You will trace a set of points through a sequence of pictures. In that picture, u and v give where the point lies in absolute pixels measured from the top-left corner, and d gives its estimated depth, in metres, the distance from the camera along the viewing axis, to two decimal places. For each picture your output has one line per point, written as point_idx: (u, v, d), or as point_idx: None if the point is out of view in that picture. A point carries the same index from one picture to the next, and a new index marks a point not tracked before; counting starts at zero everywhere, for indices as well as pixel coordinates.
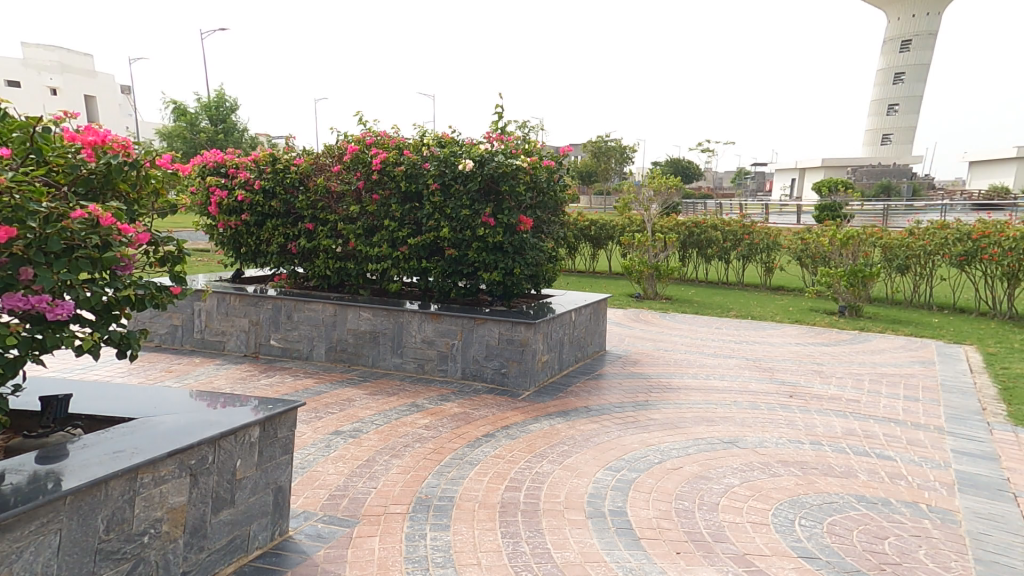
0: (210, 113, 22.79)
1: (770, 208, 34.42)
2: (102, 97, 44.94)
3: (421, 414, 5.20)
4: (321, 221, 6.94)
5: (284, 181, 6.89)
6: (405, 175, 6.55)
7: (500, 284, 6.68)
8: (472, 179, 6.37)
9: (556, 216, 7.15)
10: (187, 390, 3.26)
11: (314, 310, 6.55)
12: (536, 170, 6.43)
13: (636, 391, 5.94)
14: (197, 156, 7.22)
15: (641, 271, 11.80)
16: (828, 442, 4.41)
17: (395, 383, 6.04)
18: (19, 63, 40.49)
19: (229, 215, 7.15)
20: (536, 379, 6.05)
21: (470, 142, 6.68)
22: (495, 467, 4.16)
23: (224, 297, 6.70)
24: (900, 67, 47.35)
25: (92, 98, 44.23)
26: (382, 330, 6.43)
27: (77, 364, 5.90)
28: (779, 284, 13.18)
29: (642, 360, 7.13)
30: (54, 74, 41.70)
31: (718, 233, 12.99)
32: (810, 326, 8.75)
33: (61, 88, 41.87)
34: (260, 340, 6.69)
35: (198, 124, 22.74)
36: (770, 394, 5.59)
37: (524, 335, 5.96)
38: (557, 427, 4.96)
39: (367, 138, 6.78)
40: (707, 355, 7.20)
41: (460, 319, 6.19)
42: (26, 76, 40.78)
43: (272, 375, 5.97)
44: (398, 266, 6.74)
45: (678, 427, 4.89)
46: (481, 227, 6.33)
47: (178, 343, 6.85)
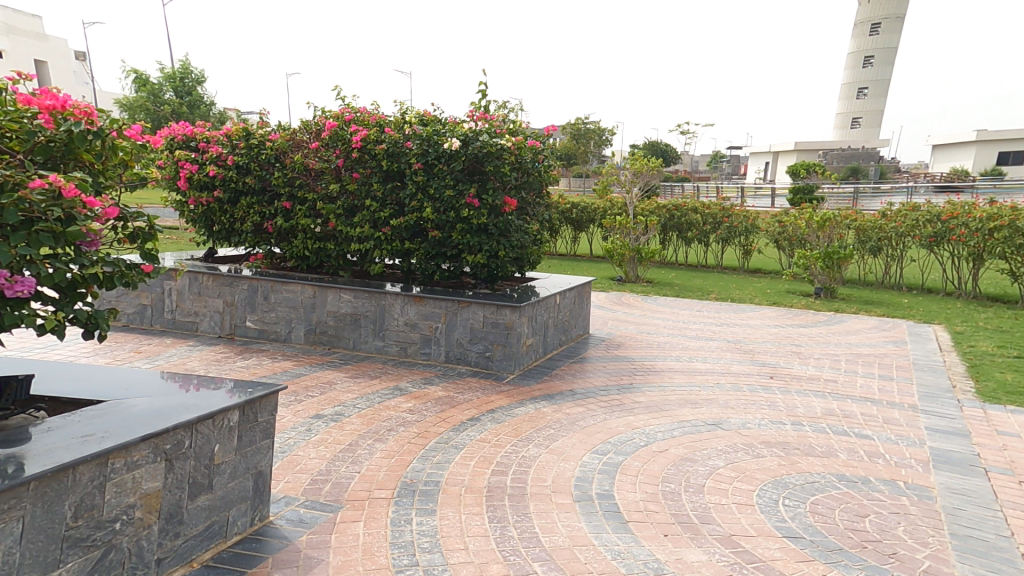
0: (174, 85, 21.92)
1: (745, 191, 34.90)
2: (59, 65, 42.62)
3: (404, 398, 5.12)
4: (299, 199, 6.70)
5: (259, 157, 6.62)
6: (387, 153, 6.37)
7: (485, 266, 6.59)
8: (456, 159, 6.23)
9: (541, 198, 7.07)
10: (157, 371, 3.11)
11: (292, 292, 6.36)
12: (521, 150, 6.32)
13: (620, 373, 5.96)
14: (165, 128, 6.85)
15: (622, 254, 11.83)
16: (808, 422, 4.49)
17: (377, 367, 5.93)
18: None
19: (200, 191, 6.83)
20: (521, 362, 6.02)
21: (453, 120, 6.52)
22: (481, 451, 4.12)
23: (196, 277, 6.45)
24: (869, 50, 47.86)
25: (47, 65, 41.87)
26: (363, 312, 6.30)
27: (38, 344, 5.61)
28: (757, 267, 13.35)
29: (626, 343, 7.16)
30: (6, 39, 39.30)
31: (698, 216, 13.07)
32: (787, 308, 8.90)
33: (13, 55, 39.52)
34: (235, 321, 6.47)
35: (162, 96, 21.82)
36: (751, 376, 5.68)
37: (509, 318, 5.90)
38: (543, 411, 4.94)
39: (346, 114, 6.56)
40: (689, 338, 7.27)
41: (444, 303, 6.10)
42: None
43: (249, 358, 5.79)
44: (380, 248, 6.56)
45: (662, 410, 4.93)
46: (466, 208, 6.20)
47: (147, 324, 6.58)
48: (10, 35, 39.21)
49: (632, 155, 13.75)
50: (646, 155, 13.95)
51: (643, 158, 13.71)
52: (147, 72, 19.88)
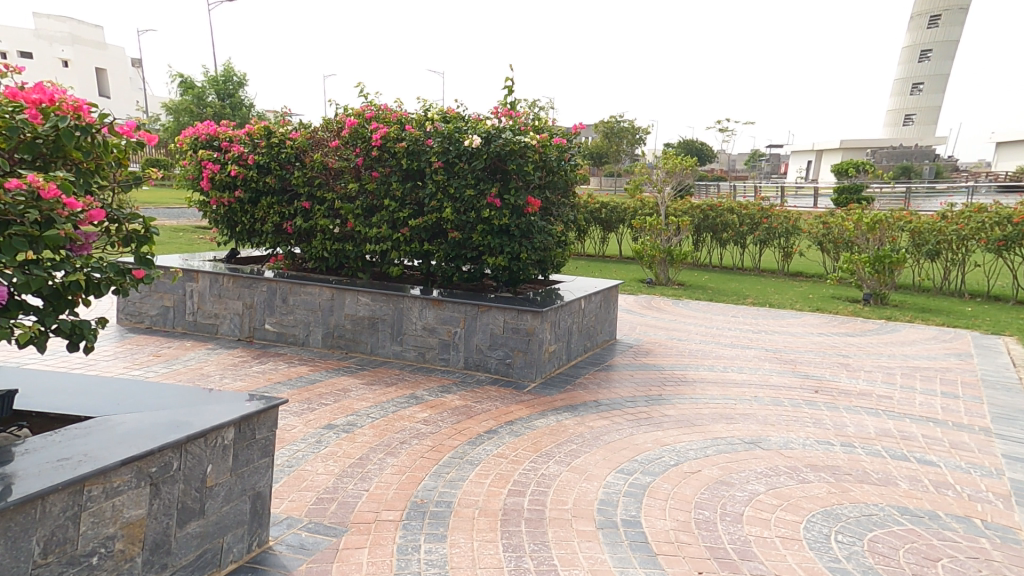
0: (216, 87, 22.54)
1: (785, 190, 33.70)
2: (113, 68, 44.41)
3: (420, 407, 4.91)
4: (318, 199, 6.57)
5: (279, 156, 6.52)
6: (407, 152, 6.19)
7: (506, 269, 6.32)
8: (477, 158, 6.00)
9: (567, 198, 6.76)
10: (155, 383, 2.95)
11: (310, 294, 6.25)
12: (546, 148, 6.05)
13: (649, 384, 5.60)
14: (190, 127, 6.82)
15: (653, 257, 11.41)
16: (860, 444, 4.05)
17: (394, 373, 5.73)
18: (32, 32, 40.39)
19: (222, 191, 6.73)
20: (543, 370, 5.73)
21: (476, 117, 6.30)
22: (497, 468, 3.85)
23: (216, 279, 6.36)
24: (928, 43, 45.64)
25: (101, 71, 43.80)
26: (381, 316, 6.12)
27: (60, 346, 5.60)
28: (798, 271, 12.67)
29: (655, 350, 6.78)
30: (64, 45, 41.34)
31: (734, 217, 12.52)
32: (832, 315, 8.32)
33: (72, 59, 41.43)
34: (254, 323, 6.38)
35: (205, 98, 22.46)
36: (794, 389, 5.23)
37: (531, 324, 5.63)
38: (565, 424, 4.65)
39: (368, 112, 6.42)
40: (724, 346, 6.83)
41: (463, 307, 5.86)
42: (36, 46, 40.43)
43: (265, 362, 5.67)
44: (399, 248, 6.38)
45: (695, 425, 4.55)
46: (487, 209, 5.96)
47: (169, 326, 6.51)
48: (68, 41, 41.12)
49: (667, 153, 13.28)
50: (681, 154, 13.46)
51: (678, 157, 13.21)
52: (189, 76, 20.43)
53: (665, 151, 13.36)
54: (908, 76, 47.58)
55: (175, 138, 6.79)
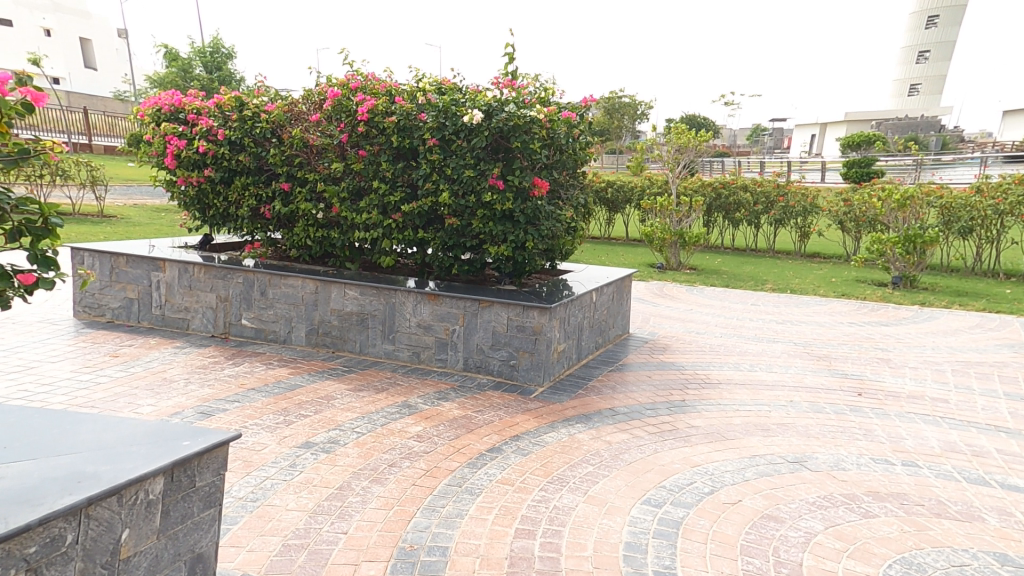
0: (204, 59, 21.86)
1: (793, 164, 32.84)
2: (99, 44, 43.04)
3: (413, 419, 4.33)
4: (299, 180, 5.89)
5: (253, 132, 5.81)
6: (397, 127, 5.52)
7: (510, 259, 5.69)
8: (477, 134, 5.34)
9: (575, 179, 6.12)
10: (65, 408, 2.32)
11: (292, 287, 5.65)
12: (553, 122, 5.40)
13: (670, 387, 5.02)
14: (151, 98, 6.02)
15: (663, 239, 10.74)
16: (926, 463, 3.48)
17: (385, 377, 5.15)
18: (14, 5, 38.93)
19: (190, 170, 5.99)
20: (551, 372, 5.19)
21: (474, 89, 5.63)
22: (502, 498, 3.28)
23: (187, 268, 5.70)
24: (939, 11, 44.20)
25: (89, 44, 42.39)
26: (371, 312, 5.55)
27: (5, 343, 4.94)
28: (815, 252, 12.01)
29: (672, 345, 6.21)
30: (49, 18, 39.88)
31: (748, 195, 11.82)
32: (861, 301, 7.71)
33: (57, 33, 40.07)
34: (230, 319, 5.76)
35: (192, 71, 21.65)
36: (835, 391, 4.66)
37: (537, 321, 5.08)
38: (578, 439, 4.09)
39: (353, 82, 5.74)
40: (748, 339, 6.25)
41: (462, 302, 5.29)
42: (21, 20, 39.07)
43: (241, 364, 5.07)
44: (390, 236, 5.73)
45: (727, 439, 3.97)
46: (488, 192, 5.31)
47: (133, 321, 5.82)
48: (53, 14, 39.69)
49: (678, 127, 12.44)
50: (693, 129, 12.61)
51: (690, 132, 12.34)
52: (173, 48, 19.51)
53: (675, 124, 12.54)
54: (920, 45, 46.14)
55: (135, 110, 6.00)
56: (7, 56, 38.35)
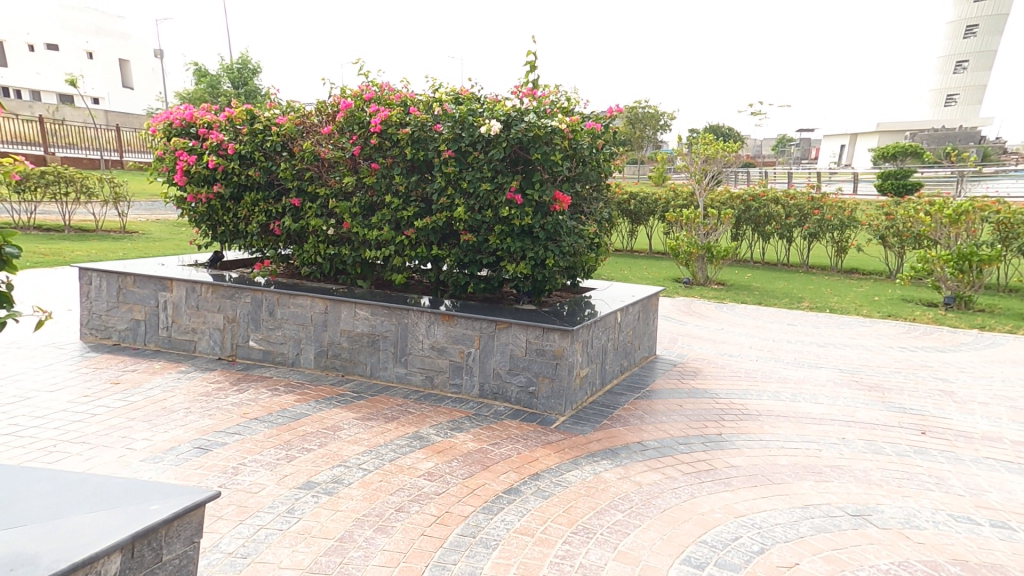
0: (231, 75, 22.42)
1: (822, 175, 31.96)
2: (134, 62, 44.47)
3: (424, 453, 3.99)
4: (309, 194, 5.67)
5: (264, 145, 5.62)
6: (411, 139, 5.26)
7: (528, 277, 5.35)
8: (494, 146, 5.04)
9: (598, 192, 5.78)
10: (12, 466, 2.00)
11: (300, 306, 5.40)
12: (576, 133, 5.09)
13: (704, 418, 4.58)
14: (162, 112, 5.87)
15: (689, 254, 10.31)
16: (1018, 526, 3.01)
17: (396, 405, 4.83)
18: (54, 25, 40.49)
19: (200, 185, 5.80)
20: (573, 400, 4.82)
21: (492, 99, 5.35)
22: (521, 553, 2.90)
23: (194, 288, 5.50)
24: (974, 19, 43.00)
25: (125, 61, 43.87)
26: (382, 333, 5.28)
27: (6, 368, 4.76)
28: (853, 268, 11.40)
29: (704, 369, 5.77)
30: (88, 36, 41.38)
31: (780, 208, 11.31)
32: (910, 322, 7.16)
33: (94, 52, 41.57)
34: (237, 340, 5.53)
35: (220, 87, 22.08)
36: (893, 428, 4.18)
37: (558, 344, 4.71)
38: (605, 479, 3.69)
39: (367, 93, 5.52)
40: (787, 364, 5.78)
41: (478, 324, 4.97)
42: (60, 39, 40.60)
43: (246, 390, 4.81)
44: (403, 253, 5.45)
45: (774, 483, 3.52)
46: (506, 207, 4.99)
47: (139, 342, 5.63)
48: (92, 34, 41.16)
49: (705, 138, 11.98)
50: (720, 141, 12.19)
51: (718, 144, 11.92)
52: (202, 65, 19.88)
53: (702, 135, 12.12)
54: (952, 52, 44.91)
55: (146, 125, 5.86)
56: (46, 74, 39.81)
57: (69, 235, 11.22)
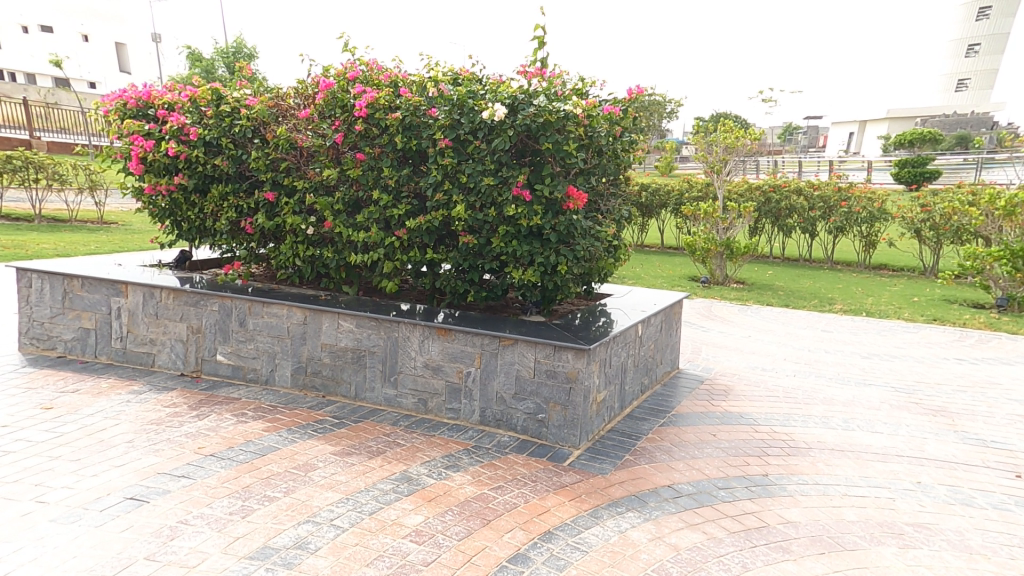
0: (226, 59, 21.76)
1: (835, 163, 31.12)
2: (131, 48, 43.67)
3: (411, 502, 3.30)
4: (286, 188, 4.96)
5: (233, 131, 4.91)
6: (402, 126, 4.54)
7: (537, 285, 4.66)
8: (498, 133, 4.33)
9: (616, 187, 5.08)
10: None
11: (275, 316, 4.72)
12: (592, 120, 4.39)
13: (744, 452, 3.86)
14: (114, 90, 5.13)
15: (706, 250, 9.67)
16: None
17: (382, 434, 4.13)
18: (48, 11, 39.70)
19: (160, 176, 5.09)
20: (589, 430, 4.16)
21: (496, 79, 4.62)
22: None
23: (153, 293, 4.82)
24: (990, 2, 41.81)
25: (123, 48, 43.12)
26: (369, 348, 4.60)
27: None
28: (882, 264, 10.65)
29: (736, 386, 5.07)
30: (82, 21, 40.50)
31: (803, 199, 10.63)
32: (961, 328, 6.42)
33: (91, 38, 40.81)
34: (202, 354, 4.85)
35: (214, 71, 21.40)
36: (978, 472, 3.47)
37: (572, 365, 4.07)
38: (633, 539, 2.99)
39: (352, 72, 4.81)
40: (830, 380, 5.07)
41: (479, 340, 4.30)
42: (55, 25, 39.82)
43: (206, 416, 4.12)
44: (393, 257, 4.75)
45: (845, 549, 2.82)
46: (512, 205, 4.29)
47: (89, 355, 4.96)
48: (87, 19, 40.38)
49: (727, 124, 10.80)
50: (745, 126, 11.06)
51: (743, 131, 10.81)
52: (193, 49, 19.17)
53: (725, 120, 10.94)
54: (969, 36, 43.74)
55: (95, 102, 5.11)
56: (40, 61, 39.10)
57: (42, 227, 10.54)
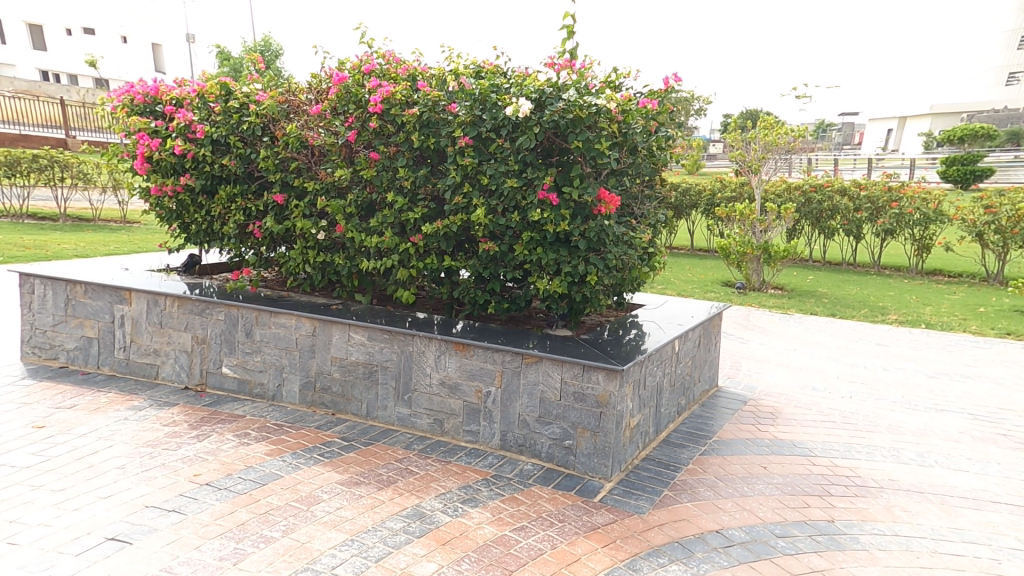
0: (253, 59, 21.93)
1: (873, 160, 29.92)
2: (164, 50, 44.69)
3: (423, 545, 2.91)
4: (295, 190, 4.65)
5: (241, 128, 4.61)
6: (420, 123, 4.17)
7: (564, 297, 4.24)
8: (523, 131, 3.93)
9: (652, 189, 4.62)
10: None
11: (282, 327, 4.40)
12: (627, 115, 3.96)
13: (803, 490, 3.36)
14: (121, 84, 4.87)
15: (742, 254, 9.09)
16: None
17: (393, 460, 3.77)
18: None
19: (166, 176, 4.83)
20: (622, 459, 3.71)
21: (522, 71, 4.22)
22: None
23: (157, 301, 4.56)
24: None
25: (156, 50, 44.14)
26: (381, 363, 4.24)
27: None
28: (936, 269, 10.04)
29: (786, 408, 4.56)
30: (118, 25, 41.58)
31: (848, 200, 10.14)
32: None
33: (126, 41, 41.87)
34: (207, 366, 4.57)
35: (242, 72, 21.58)
36: None
37: (603, 388, 3.64)
38: None
39: (366, 65, 4.47)
40: (893, 404, 4.53)
41: (500, 357, 3.91)
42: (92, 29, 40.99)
43: (207, 437, 3.81)
44: (408, 265, 4.39)
45: None
46: (537, 209, 3.89)
47: (92, 366, 4.74)
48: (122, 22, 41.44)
49: (767, 119, 10.18)
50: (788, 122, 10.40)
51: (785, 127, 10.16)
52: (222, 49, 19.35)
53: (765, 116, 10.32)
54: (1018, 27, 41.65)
55: (100, 98, 4.86)
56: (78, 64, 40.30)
57: (66, 226, 10.56)
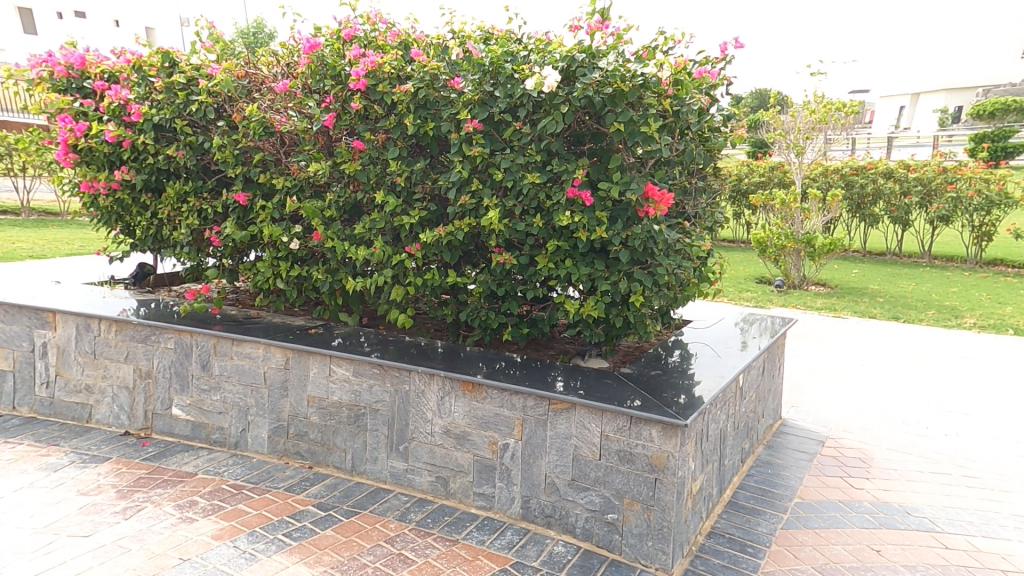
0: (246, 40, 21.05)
1: (893, 141, 28.76)
2: (160, 33, 43.67)
3: None
4: (261, 187, 3.73)
5: (189, 110, 3.68)
6: (414, 101, 3.24)
7: (600, 321, 3.32)
8: (547, 110, 3.01)
9: (706, 180, 3.67)
10: None
11: (245, 360, 3.52)
12: (685, 87, 3.01)
13: None
14: (39, 55, 3.93)
15: (781, 247, 8.12)
16: None
17: (383, 542, 2.89)
18: None
19: (100, 170, 3.91)
20: (684, 540, 2.83)
21: (541, 35, 3.26)
22: None
23: (89, 326, 3.69)
24: None
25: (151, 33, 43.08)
26: (368, 406, 3.36)
27: None
28: (995, 259, 9.17)
29: (878, 453, 3.65)
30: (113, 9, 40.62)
31: (897, 184, 9.25)
32: None
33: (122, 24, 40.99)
34: (154, 406, 3.71)
35: None
36: None
37: (659, 448, 2.74)
38: None
39: (344, 31, 3.53)
40: (1015, 451, 3.63)
41: (521, 402, 3.02)
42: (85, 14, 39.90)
43: (139, 511, 2.94)
44: (402, 281, 3.48)
45: None
46: (566, 212, 2.98)
47: (13, 404, 3.92)
48: (115, 7, 40.39)
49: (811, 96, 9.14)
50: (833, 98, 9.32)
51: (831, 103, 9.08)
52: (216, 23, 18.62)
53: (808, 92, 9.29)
54: None
55: (11, 70, 3.92)
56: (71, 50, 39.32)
57: (28, 222, 9.67)
